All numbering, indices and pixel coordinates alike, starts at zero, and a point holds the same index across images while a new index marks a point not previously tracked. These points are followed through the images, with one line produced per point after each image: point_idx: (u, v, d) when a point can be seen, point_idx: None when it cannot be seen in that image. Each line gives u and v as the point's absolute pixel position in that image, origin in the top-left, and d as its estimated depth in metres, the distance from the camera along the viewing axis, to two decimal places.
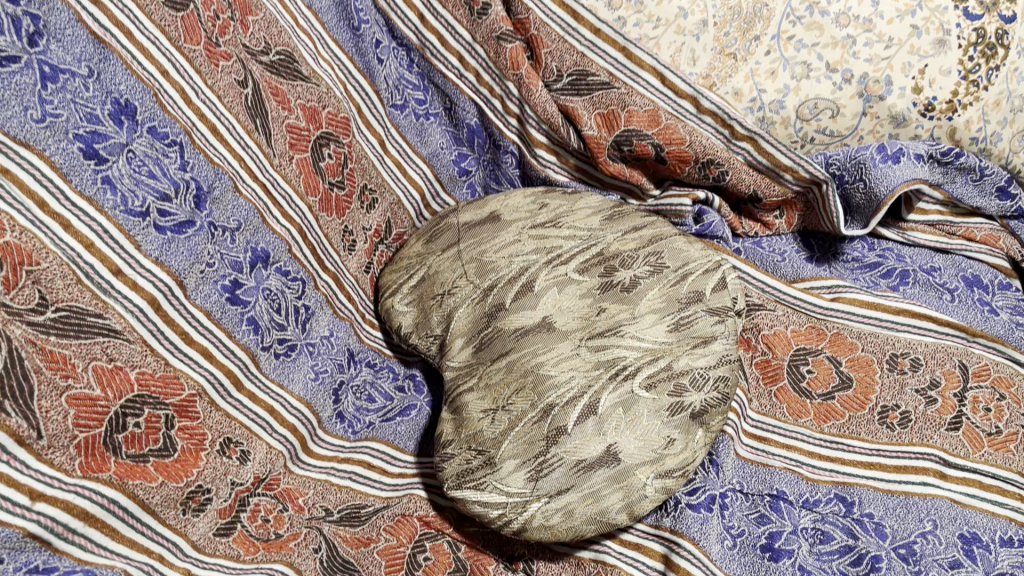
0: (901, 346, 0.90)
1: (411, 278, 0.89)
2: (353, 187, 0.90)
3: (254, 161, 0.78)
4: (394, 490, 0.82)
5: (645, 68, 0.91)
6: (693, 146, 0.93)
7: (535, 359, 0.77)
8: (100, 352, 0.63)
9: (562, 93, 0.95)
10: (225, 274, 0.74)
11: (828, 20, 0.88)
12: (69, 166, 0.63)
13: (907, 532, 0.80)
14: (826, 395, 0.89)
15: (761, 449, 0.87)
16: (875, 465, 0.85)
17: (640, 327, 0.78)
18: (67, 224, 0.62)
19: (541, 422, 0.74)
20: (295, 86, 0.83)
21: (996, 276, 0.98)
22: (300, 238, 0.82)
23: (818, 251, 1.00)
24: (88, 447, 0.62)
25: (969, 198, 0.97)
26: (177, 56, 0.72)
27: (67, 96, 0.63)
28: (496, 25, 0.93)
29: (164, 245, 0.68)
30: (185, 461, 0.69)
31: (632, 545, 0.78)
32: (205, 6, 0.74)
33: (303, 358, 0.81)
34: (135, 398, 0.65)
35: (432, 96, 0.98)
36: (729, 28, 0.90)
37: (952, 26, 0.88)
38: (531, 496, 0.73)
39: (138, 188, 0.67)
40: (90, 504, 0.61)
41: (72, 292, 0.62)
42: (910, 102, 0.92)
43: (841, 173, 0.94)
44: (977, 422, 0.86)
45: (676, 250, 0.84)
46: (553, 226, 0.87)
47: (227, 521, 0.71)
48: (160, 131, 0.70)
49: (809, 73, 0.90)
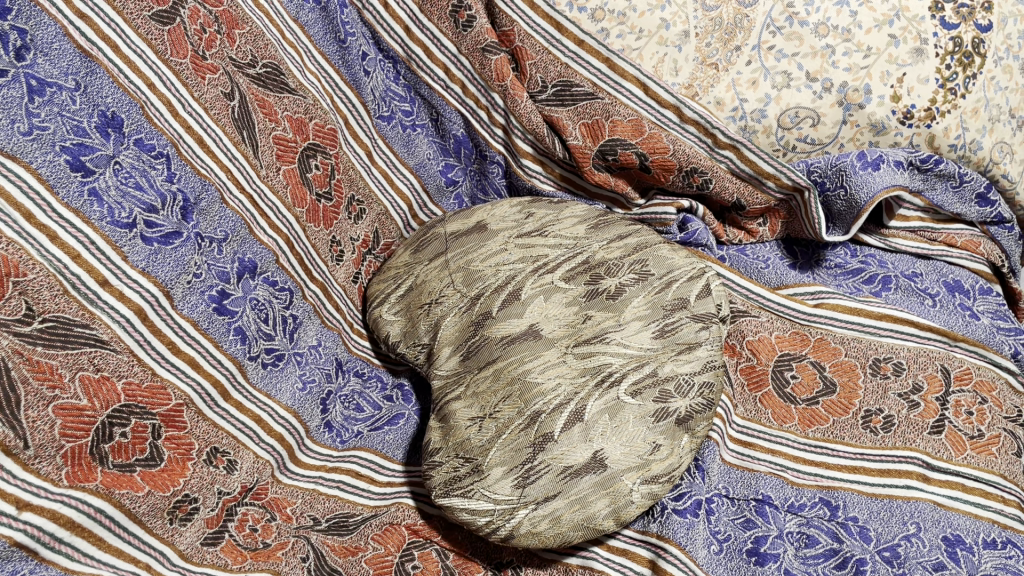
0: (884, 351, 0.91)
1: (399, 287, 0.90)
2: (340, 198, 0.90)
3: (240, 172, 0.78)
4: (382, 499, 0.82)
5: (628, 78, 0.92)
6: (677, 155, 0.94)
7: (522, 366, 0.78)
8: (86, 362, 0.64)
9: (547, 103, 0.96)
10: (213, 284, 0.74)
11: (807, 30, 0.90)
12: (56, 179, 0.63)
13: (892, 535, 0.82)
14: (810, 400, 0.89)
15: (747, 454, 0.87)
16: (859, 469, 0.86)
17: (625, 334, 0.79)
18: (54, 235, 0.63)
19: (529, 429, 0.75)
20: (282, 98, 0.84)
21: (977, 281, 0.99)
22: (287, 249, 0.83)
23: (801, 258, 1.01)
24: (75, 457, 0.62)
25: (950, 205, 0.98)
26: (164, 69, 0.73)
27: (53, 109, 0.65)
28: (481, 37, 0.94)
29: (151, 256, 0.69)
30: (173, 471, 0.69)
31: (619, 551, 0.78)
32: (191, 19, 0.76)
33: (291, 368, 0.81)
34: (122, 408, 0.65)
35: (418, 107, 1.00)
36: (710, 38, 0.91)
37: (929, 35, 0.90)
38: (519, 503, 0.73)
39: (125, 200, 0.68)
40: (77, 514, 0.61)
41: (58, 303, 0.62)
42: (889, 110, 0.92)
43: (822, 181, 0.95)
44: (959, 425, 0.87)
45: (661, 258, 0.84)
46: (539, 235, 0.88)
47: (215, 530, 0.71)
48: (147, 143, 0.71)
49: (789, 82, 0.92)
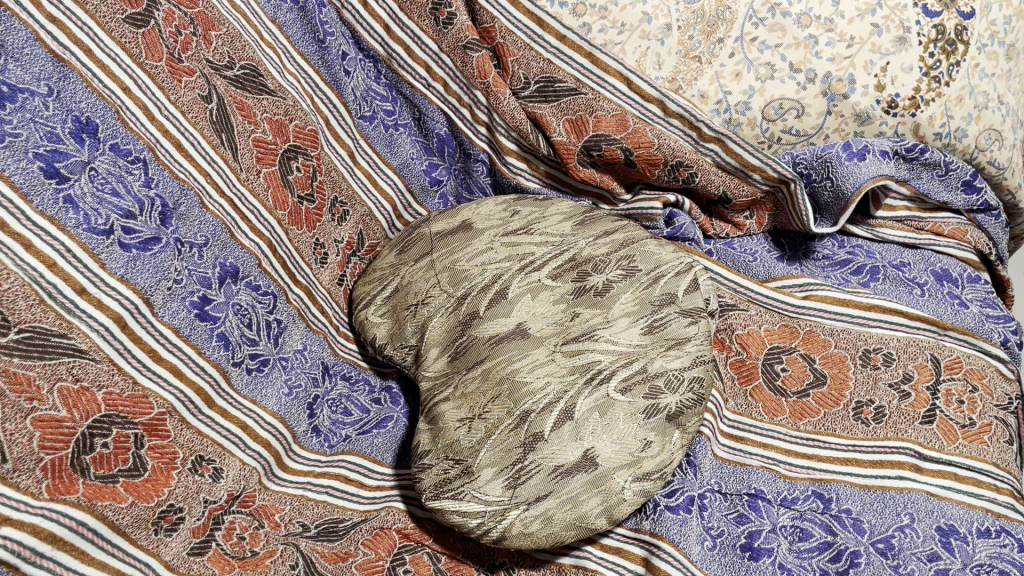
0: (873, 341, 0.91)
1: (384, 289, 0.89)
2: (323, 200, 0.89)
3: (220, 176, 0.77)
4: (372, 503, 0.80)
5: (611, 73, 0.92)
6: (662, 149, 0.93)
7: (510, 365, 0.77)
8: (65, 373, 0.62)
9: (529, 100, 0.95)
10: (194, 290, 0.73)
11: (790, 21, 0.90)
12: (29, 186, 0.62)
13: (886, 527, 0.81)
14: (801, 393, 0.89)
15: (738, 449, 0.87)
16: (852, 461, 0.85)
17: (614, 331, 0.78)
18: (28, 244, 0.61)
19: (518, 429, 0.74)
20: (261, 100, 0.83)
21: (965, 269, 0.99)
22: (269, 253, 0.82)
23: (789, 250, 1.00)
24: (55, 469, 0.60)
25: (936, 193, 0.98)
26: (139, 73, 0.72)
27: (25, 115, 0.64)
28: (462, 34, 0.93)
29: (129, 263, 0.68)
30: (156, 481, 0.67)
31: (613, 549, 0.77)
32: (166, 22, 0.75)
33: (276, 373, 0.80)
34: (102, 418, 0.64)
35: (401, 107, 0.99)
36: (693, 31, 0.92)
37: (912, 24, 0.90)
38: (510, 504, 0.72)
39: (101, 207, 0.67)
40: (57, 527, 0.58)
41: (35, 313, 0.61)
42: (874, 100, 0.92)
43: (808, 172, 0.94)
44: (951, 414, 0.87)
45: (648, 253, 0.84)
46: (525, 233, 0.87)
47: (202, 540, 0.69)
48: (123, 148, 0.70)
49: (773, 74, 0.92)
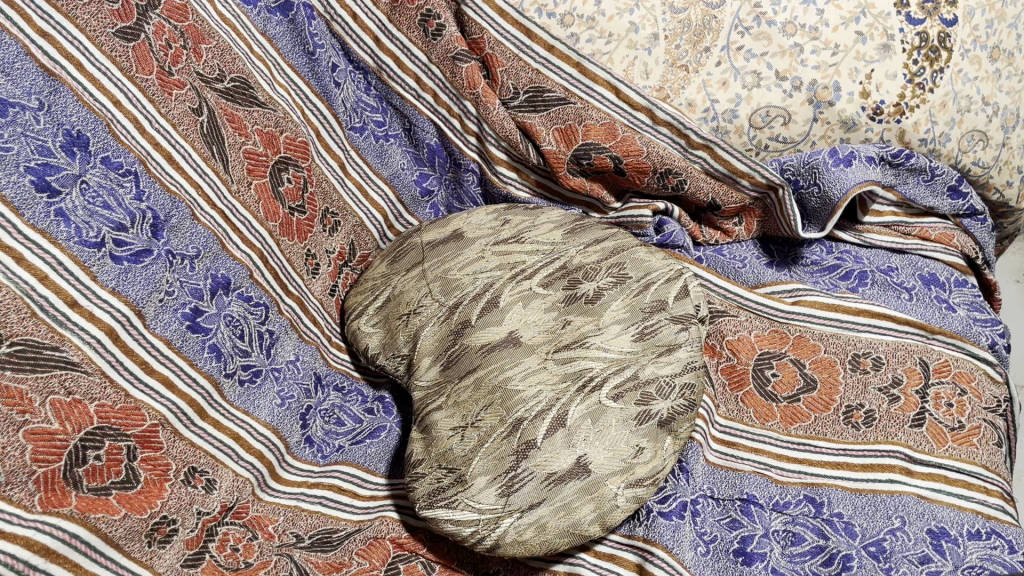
0: (863, 345, 0.91)
1: (376, 298, 0.89)
2: (314, 211, 0.90)
3: (211, 188, 0.78)
4: (366, 513, 0.80)
5: (599, 82, 0.93)
6: (651, 156, 0.94)
7: (503, 374, 0.77)
8: (57, 386, 0.62)
9: (519, 110, 0.96)
10: (186, 302, 0.73)
11: (775, 29, 0.91)
12: (21, 200, 0.63)
13: (877, 530, 0.81)
14: (791, 398, 0.90)
15: (730, 454, 0.88)
16: (843, 465, 0.86)
17: (605, 338, 0.79)
18: (20, 257, 0.62)
19: (511, 437, 0.74)
20: (251, 112, 0.83)
21: (952, 273, 1.00)
22: (261, 264, 0.82)
23: (778, 255, 1.01)
24: (48, 482, 0.60)
25: (923, 198, 0.99)
26: (130, 86, 0.72)
27: (16, 129, 0.64)
28: (450, 45, 0.94)
29: (121, 275, 0.68)
30: (150, 493, 0.67)
31: (607, 556, 0.78)
32: (156, 35, 0.75)
33: (269, 384, 0.81)
34: (95, 430, 0.64)
35: (391, 118, 1.00)
36: (679, 40, 0.93)
37: (895, 31, 0.91)
38: (504, 512, 0.72)
39: (93, 220, 0.67)
40: (51, 540, 0.58)
41: (27, 325, 0.61)
42: (859, 107, 0.93)
43: (795, 179, 0.95)
44: (940, 417, 0.87)
45: (638, 261, 0.85)
46: (516, 241, 0.87)
47: (195, 552, 0.69)
48: (115, 160, 0.70)
49: (759, 82, 0.93)
